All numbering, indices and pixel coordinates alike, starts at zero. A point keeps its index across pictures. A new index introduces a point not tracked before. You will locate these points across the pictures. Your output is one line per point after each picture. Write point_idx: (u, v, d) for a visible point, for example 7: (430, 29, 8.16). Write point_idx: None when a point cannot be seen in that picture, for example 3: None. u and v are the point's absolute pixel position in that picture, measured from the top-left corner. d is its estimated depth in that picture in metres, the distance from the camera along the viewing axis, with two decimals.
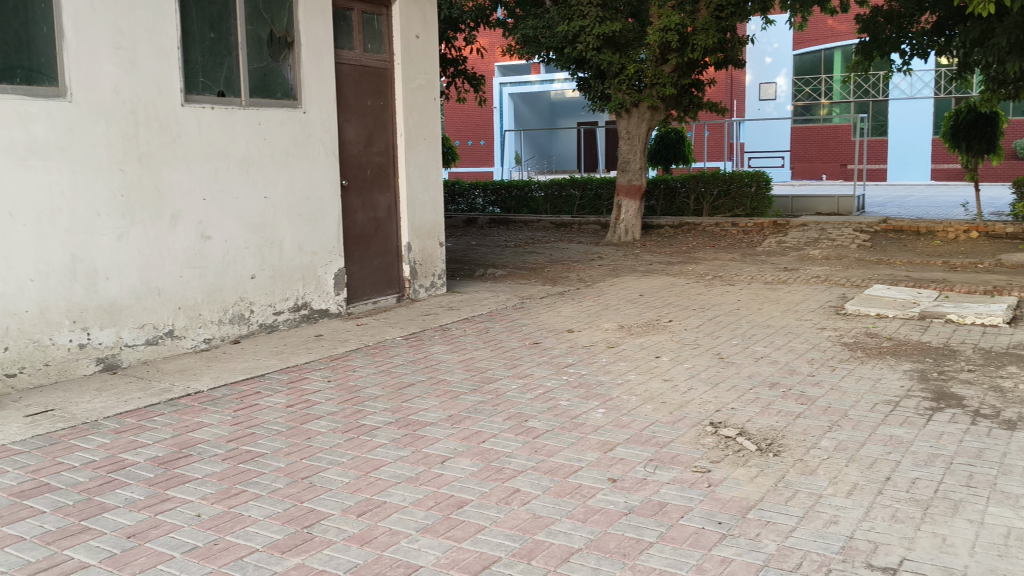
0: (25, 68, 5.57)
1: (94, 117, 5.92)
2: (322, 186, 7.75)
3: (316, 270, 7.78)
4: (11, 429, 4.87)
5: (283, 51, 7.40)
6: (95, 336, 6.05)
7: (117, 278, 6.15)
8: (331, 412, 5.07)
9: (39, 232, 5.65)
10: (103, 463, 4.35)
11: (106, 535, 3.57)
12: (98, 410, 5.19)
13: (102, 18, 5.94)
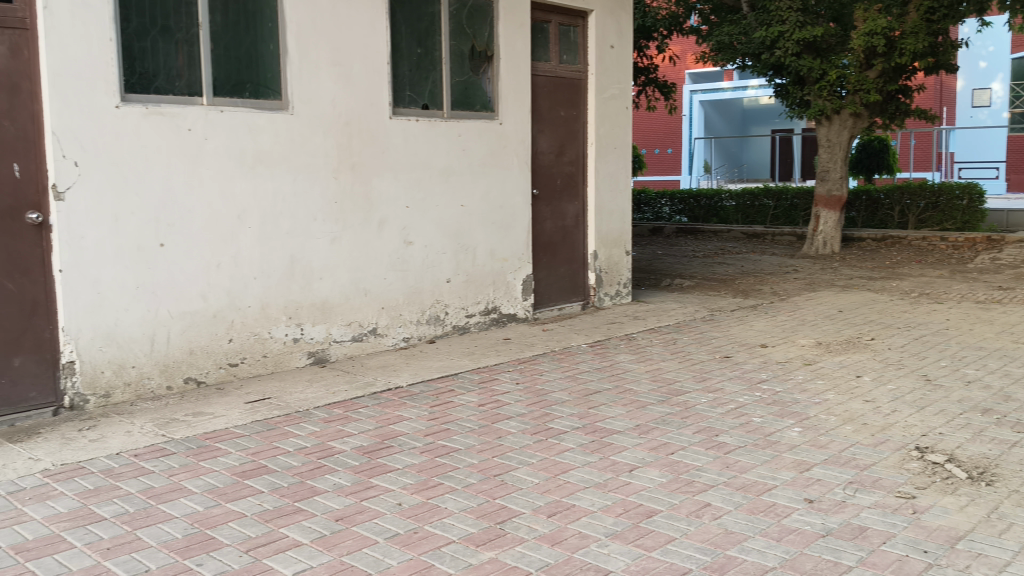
0: (253, 83, 6.08)
1: (314, 129, 6.38)
2: (516, 195, 7.96)
3: (507, 276, 7.99)
4: (234, 414, 5.33)
5: (483, 65, 7.68)
6: (308, 332, 6.50)
7: (330, 279, 6.59)
8: (520, 413, 5.21)
9: (263, 235, 6.15)
10: (314, 450, 4.68)
11: (317, 517, 3.83)
12: (309, 400, 5.58)
13: (323, 36, 6.38)
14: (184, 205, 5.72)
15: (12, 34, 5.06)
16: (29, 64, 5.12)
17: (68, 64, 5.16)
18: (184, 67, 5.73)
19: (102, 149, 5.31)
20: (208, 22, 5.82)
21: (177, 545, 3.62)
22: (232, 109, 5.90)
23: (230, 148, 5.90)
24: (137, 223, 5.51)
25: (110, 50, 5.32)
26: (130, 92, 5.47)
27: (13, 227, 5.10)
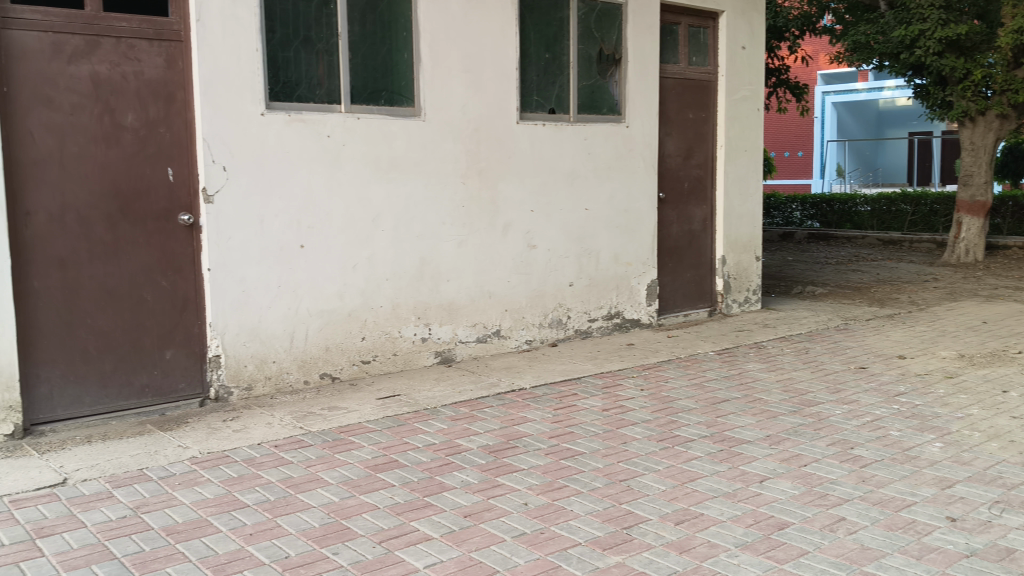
0: (389, 91, 6.30)
1: (444, 135, 6.54)
2: (641, 198, 7.93)
3: (631, 281, 7.96)
4: (366, 409, 5.52)
5: (611, 68, 7.69)
6: (435, 331, 6.66)
7: (457, 281, 6.73)
8: (645, 419, 5.20)
9: (395, 237, 6.35)
10: (442, 447, 4.79)
11: (446, 512, 3.93)
12: (436, 398, 5.72)
13: (455, 44, 6.55)
14: (322, 209, 5.99)
15: (169, 46, 5.44)
16: (183, 74, 5.49)
17: (220, 74, 5.48)
18: (324, 76, 5.98)
19: (248, 155, 5.62)
20: (347, 32, 6.04)
21: (315, 534, 3.78)
22: (367, 116, 6.13)
23: (366, 154, 6.14)
24: (279, 226, 5.81)
25: (256, 60, 5.62)
26: (274, 100, 5.77)
27: (167, 227, 5.48)
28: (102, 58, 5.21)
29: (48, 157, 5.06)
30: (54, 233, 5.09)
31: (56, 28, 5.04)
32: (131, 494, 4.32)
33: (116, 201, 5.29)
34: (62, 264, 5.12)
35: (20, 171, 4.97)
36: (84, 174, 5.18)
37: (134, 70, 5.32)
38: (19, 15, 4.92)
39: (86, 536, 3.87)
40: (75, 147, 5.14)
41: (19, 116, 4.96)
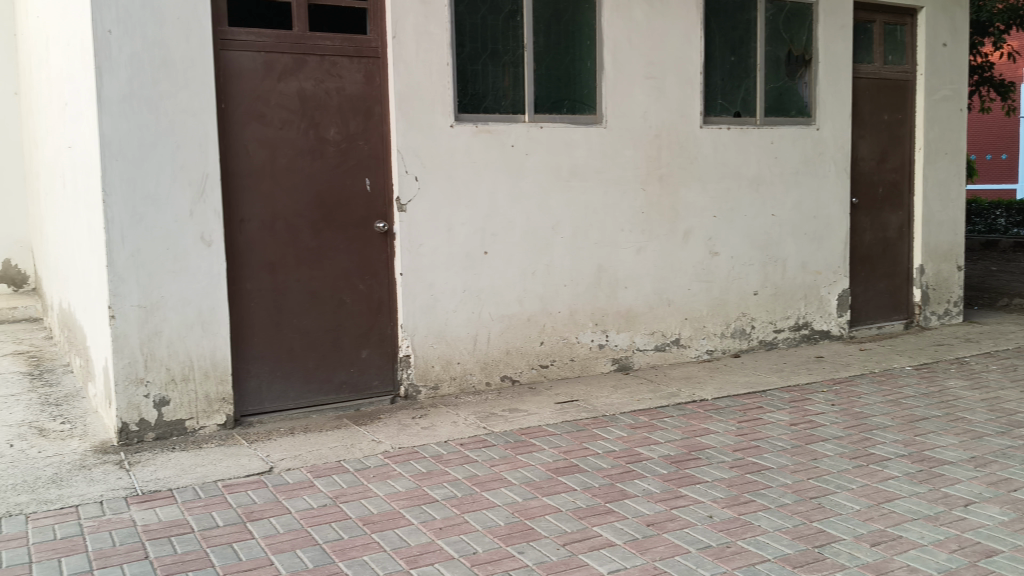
0: (571, 99, 6.43)
1: (626, 141, 6.59)
2: (831, 204, 7.64)
3: (820, 290, 7.69)
4: (546, 413, 5.62)
5: (801, 69, 7.47)
6: (613, 338, 6.69)
7: (636, 288, 6.74)
8: (836, 435, 5.02)
9: (575, 244, 6.45)
10: (623, 454, 4.81)
11: (629, 519, 3.95)
12: (616, 406, 5.75)
13: (638, 51, 6.58)
14: (506, 217, 6.18)
15: (367, 62, 5.77)
16: (380, 89, 5.82)
17: (413, 89, 5.81)
18: (509, 87, 6.20)
19: (438, 165, 5.92)
20: (532, 43, 6.25)
21: (501, 532, 3.90)
22: (550, 124, 6.29)
23: (548, 163, 6.30)
24: (465, 233, 6.05)
25: (447, 73, 5.92)
26: (463, 112, 6.04)
27: (364, 235, 5.82)
28: (308, 76, 5.59)
29: (261, 169, 5.49)
30: (264, 239, 5.52)
31: (268, 49, 5.46)
32: (330, 484, 4.59)
33: (320, 209, 5.68)
34: (272, 269, 5.55)
35: (236, 182, 5.42)
36: (291, 184, 5.58)
37: (336, 86, 5.68)
38: (236, 38, 5.36)
39: (291, 521, 4.16)
40: (284, 159, 5.55)
41: (236, 131, 5.40)
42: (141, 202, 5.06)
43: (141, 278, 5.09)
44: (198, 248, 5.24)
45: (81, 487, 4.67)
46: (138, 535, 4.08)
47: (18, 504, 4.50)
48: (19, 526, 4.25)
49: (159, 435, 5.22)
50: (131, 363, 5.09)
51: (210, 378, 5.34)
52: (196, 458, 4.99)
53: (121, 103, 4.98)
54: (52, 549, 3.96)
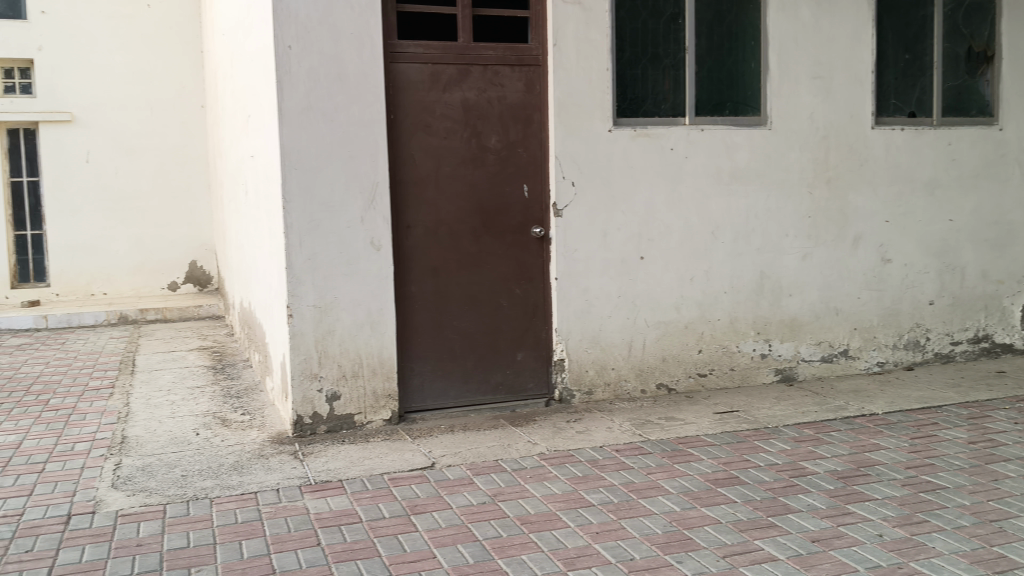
0: (734, 101, 6.35)
1: (790, 144, 6.42)
2: (1015, 209, 7.17)
3: (1002, 301, 7.22)
4: (705, 423, 5.56)
5: (982, 66, 7.06)
6: (776, 348, 6.53)
7: (800, 296, 6.55)
8: (1021, 456, 4.72)
9: (736, 250, 6.34)
10: (786, 468, 4.70)
11: (793, 535, 3.86)
12: (778, 418, 5.61)
13: (804, 51, 6.40)
14: (665, 222, 6.16)
15: (528, 71, 5.88)
16: (540, 96, 5.91)
17: (573, 96, 5.88)
18: (670, 91, 6.19)
19: (597, 171, 5.97)
20: (694, 46, 6.21)
21: (658, 540, 3.89)
22: (711, 127, 6.22)
23: (709, 168, 6.23)
24: (622, 238, 6.07)
25: (607, 79, 5.95)
26: (622, 117, 6.07)
27: (523, 240, 5.94)
28: (472, 85, 5.76)
29: (426, 177, 5.70)
30: (428, 244, 5.74)
31: (434, 60, 5.67)
32: (489, 482, 4.72)
33: (480, 215, 5.84)
34: (434, 272, 5.76)
35: (403, 189, 5.65)
36: (454, 191, 5.77)
37: (498, 95, 5.82)
38: (405, 51, 5.60)
39: (452, 517, 4.30)
40: (448, 167, 5.74)
41: (404, 140, 5.64)
42: (316, 209, 5.36)
43: (316, 280, 5.38)
44: (367, 253, 5.49)
45: (259, 475, 5.00)
46: (310, 523, 4.33)
47: (205, 489, 4.87)
48: (205, 508, 4.60)
49: (329, 428, 5.52)
50: (305, 359, 5.40)
51: (377, 375, 5.59)
52: (363, 452, 5.24)
53: (300, 115, 5.29)
54: (234, 532, 4.27)
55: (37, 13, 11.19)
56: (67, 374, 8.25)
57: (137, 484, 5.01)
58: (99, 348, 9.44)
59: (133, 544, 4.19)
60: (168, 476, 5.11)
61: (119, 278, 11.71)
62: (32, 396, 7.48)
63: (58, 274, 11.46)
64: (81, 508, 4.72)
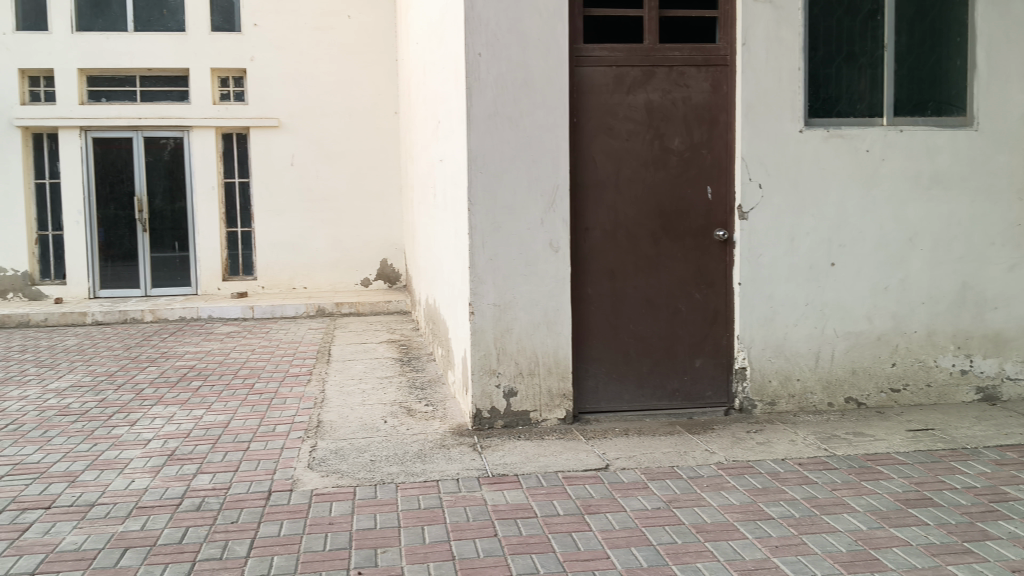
0: (936, 101, 6.03)
1: (999, 146, 6.00)
2: None
3: None
4: (895, 440, 5.30)
5: None
6: (978, 364, 6.12)
7: (1007, 309, 6.10)
8: None
9: (935, 258, 5.99)
10: (986, 492, 4.41)
11: (991, 563, 3.63)
12: (979, 439, 5.27)
13: (1017, 46, 5.97)
14: (857, 227, 5.91)
15: (715, 71, 5.81)
16: (727, 97, 5.82)
17: (761, 97, 5.75)
18: (866, 90, 5.96)
19: (785, 173, 5.81)
20: (894, 43, 5.94)
21: (842, 558, 3.76)
22: (911, 128, 5.92)
23: (907, 171, 5.92)
24: (811, 244, 5.88)
25: (798, 78, 5.78)
26: (814, 117, 5.89)
27: (704, 244, 5.87)
28: (656, 87, 5.77)
29: (607, 179, 5.76)
30: (607, 247, 5.79)
31: (619, 62, 5.72)
32: (664, 488, 4.70)
33: (660, 219, 5.84)
34: (612, 275, 5.81)
35: (584, 192, 5.74)
36: (634, 194, 5.80)
37: (683, 96, 5.79)
38: (590, 54, 5.68)
39: (626, 519, 4.32)
40: (629, 170, 5.78)
41: (587, 142, 5.72)
42: (500, 211, 5.52)
43: (497, 280, 5.55)
44: (547, 254, 5.60)
45: (441, 464, 5.22)
46: (488, 514, 4.47)
47: (390, 474, 5.13)
48: (391, 493, 4.84)
49: (506, 423, 5.68)
50: (485, 355, 5.58)
51: (553, 375, 5.68)
52: (539, 448, 5.35)
53: (487, 120, 5.48)
54: (416, 517, 4.48)
55: (250, 25, 12.10)
56: (270, 361, 8.89)
57: (330, 466, 5.35)
58: (299, 338, 10.11)
59: (326, 522, 4.48)
60: (357, 460, 5.41)
61: (317, 273, 12.50)
62: (240, 379, 8.14)
63: (264, 268, 12.41)
64: (280, 485, 5.09)
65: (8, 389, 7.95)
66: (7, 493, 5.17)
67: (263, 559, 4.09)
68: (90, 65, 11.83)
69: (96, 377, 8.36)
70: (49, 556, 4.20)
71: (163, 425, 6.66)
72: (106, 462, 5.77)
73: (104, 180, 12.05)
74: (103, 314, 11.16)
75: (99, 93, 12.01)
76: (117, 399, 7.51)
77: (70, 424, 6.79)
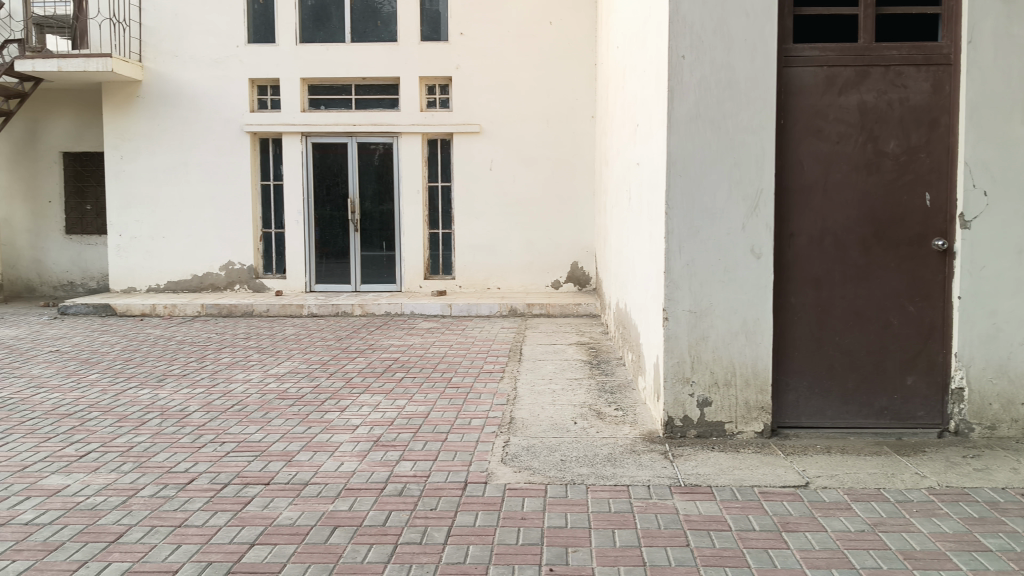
0: None
1: None
2: None
3: None
4: None
5: None
6: None
7: None
8: None
9: None
10: None
11: None
12: None
13: None
14: None
15: (937, 70, 5.49)
16: (949, 98, 5.48)
17: (988, 97, 5.37)
18: None
19: (1014, 179, 5.38)
20: None
21: None
22: None
23: None
24: None
25: None
26: None
27: (920, 253, 5.55)
28: (870, 88, 5.51)
29: (815, 184, 5.56)
30: (813, 254, 5.59)
31: (831, 62, 5.52)
32: (869, 510, 4.47)
33: (871, 226, 5.56)
34: (816, 284, 5.60)
35: (789, 197, 5.57)
36: (843, 200, 5.56)
37: (900, 97, 5.51)
38: (801, 54, 5.52)
39: (827, 540, 4.15)
40: (839, 174, 5.55)
41: (794, 146, 5.55)
42: (699, 215, 5.46)
43: (695, 286, 5.48)
44: (748, 260, 5.46)
45: (632, 469, 5.22)
46: (680, 523, 4.43)
47: (582, 475, 5.18)
48: (582, 494, 4.89)
49: (700, 433, 5.60)
50: (679, 363, 5.54)
51: (751, 387, 5.54)
52: (733, 461, 5.24)
53: (689, 123, 5.43)
54: (607, 520, 4.50)
55: (457, 34, 12.55)
56: (466, 357, 9.20)
57: (523, 462, 5.47)
58: (492, 336, 10.40)
59: (519, 517, 4.59)
60: (549, 459, 5.51)
61: (511, 274, 12.80)
62: (439, 373, 8.48)
63: (462, 268, 12.85)
64: (475, 477, 5.26)
65: (235, 372, 8.67)
66: (233, 467, 5.64)
67: (460, 547, 4.24)
68: (311, 75, 12.67)
69: (310, 365, 8.95)
70: (268, 529, 4.55)
71: (369, 412, 7.05)
72: (319, 444, 6.17)
73: (321, 182, 12.88)
74: (317, 307, 11.94)
75: (318, 101, 12.86)
76: (328, 386, 8.02)
77: (287, 407, 7.32)
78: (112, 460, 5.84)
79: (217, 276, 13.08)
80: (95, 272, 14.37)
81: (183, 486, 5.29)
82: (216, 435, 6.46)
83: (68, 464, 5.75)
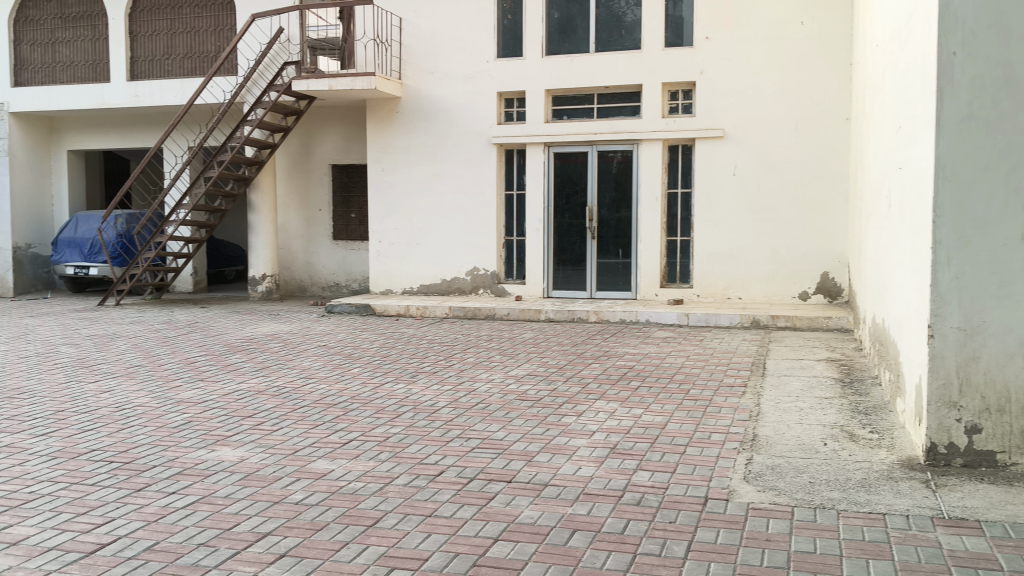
0: None
1: None
2: None
3: None
4: None
5: None
6: None
7: None
8: None
9: None
10: None
11: None
12: None
13: None
14: None
15: None
16: None
17: None
18: None
19: None
20: None
21: None
22: None
23: None
24: None
25: None
26: None
27: None
28: None
29: None
30: None
31: None
32: None
33: None
34: None
35: None
36: None
37: None
38: None
39: None
40: None
41: None
42: (970, 226, 5.06)
43: (963, 302, 5.09)
44: None
45: (889, 497, 4.92)
46: (943, 558, 4.12)
47: (832, 499, 4.96)
48: (833, 519, 4.67)
49: (967, 463, 5.17)
50: (945, 385, 5.15)
51: None
52: (1007, 495, 4.80)
53: (960, 125, 5.04)
54: (860, 549, 4.27)
55: (702, 39, 12.39)
56: (705, 368, 9.05)
57: (767, 482, 5.32)
58: (732, 348, 10.17)
59: (763, 538, 4.46)
60: (796, 480, 5.32)
61: (753, 284, 12.43)
62: (676, 383, 8.40)
63: (701, 277, 12.65)
64: (716, 493, 5.18)
65: (479, 372, 9.07)
66: (478, 463, 5.91)
67: (700, 563, 4.19)
68: (556, 87, 13.01)
69: (548, 368, 9.19)
70: (511, 526, 4.73)
71: (606, 419, 7.12)
72: (557, 446, 6.32)
73: (562, 191, 13.17)
74: (555, 312, 12.23)
75: (562, 112, 13.22)
76: (566, 391, 8.19)
77: (527, 408, 7.57)
78: (370, 449, 6.31)
79: (464, 281, 13.72)
80: (358, 275, 15.55)
81: (433, 477, 5.62)
82: (462, 431, 6.80)
83: (333, 450, 6.28)
